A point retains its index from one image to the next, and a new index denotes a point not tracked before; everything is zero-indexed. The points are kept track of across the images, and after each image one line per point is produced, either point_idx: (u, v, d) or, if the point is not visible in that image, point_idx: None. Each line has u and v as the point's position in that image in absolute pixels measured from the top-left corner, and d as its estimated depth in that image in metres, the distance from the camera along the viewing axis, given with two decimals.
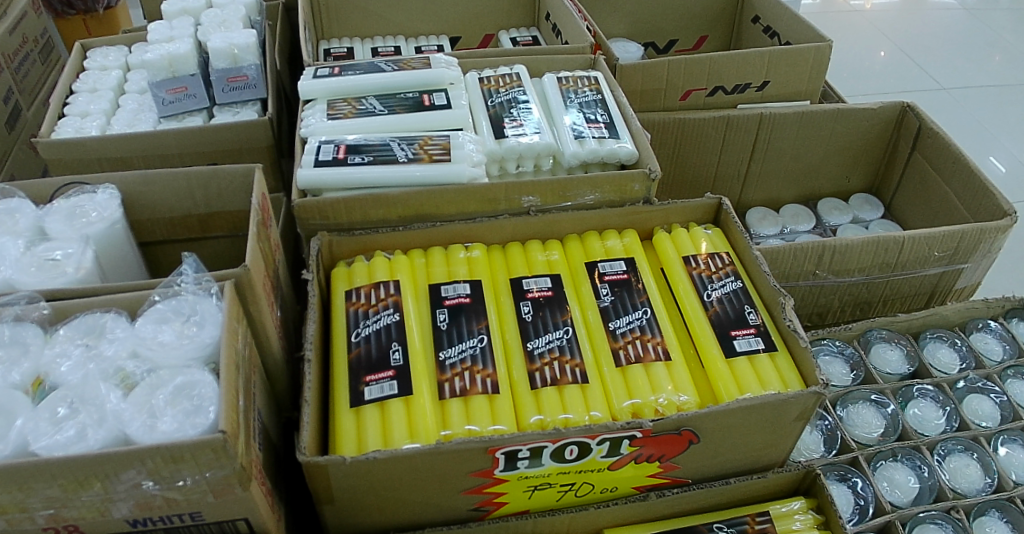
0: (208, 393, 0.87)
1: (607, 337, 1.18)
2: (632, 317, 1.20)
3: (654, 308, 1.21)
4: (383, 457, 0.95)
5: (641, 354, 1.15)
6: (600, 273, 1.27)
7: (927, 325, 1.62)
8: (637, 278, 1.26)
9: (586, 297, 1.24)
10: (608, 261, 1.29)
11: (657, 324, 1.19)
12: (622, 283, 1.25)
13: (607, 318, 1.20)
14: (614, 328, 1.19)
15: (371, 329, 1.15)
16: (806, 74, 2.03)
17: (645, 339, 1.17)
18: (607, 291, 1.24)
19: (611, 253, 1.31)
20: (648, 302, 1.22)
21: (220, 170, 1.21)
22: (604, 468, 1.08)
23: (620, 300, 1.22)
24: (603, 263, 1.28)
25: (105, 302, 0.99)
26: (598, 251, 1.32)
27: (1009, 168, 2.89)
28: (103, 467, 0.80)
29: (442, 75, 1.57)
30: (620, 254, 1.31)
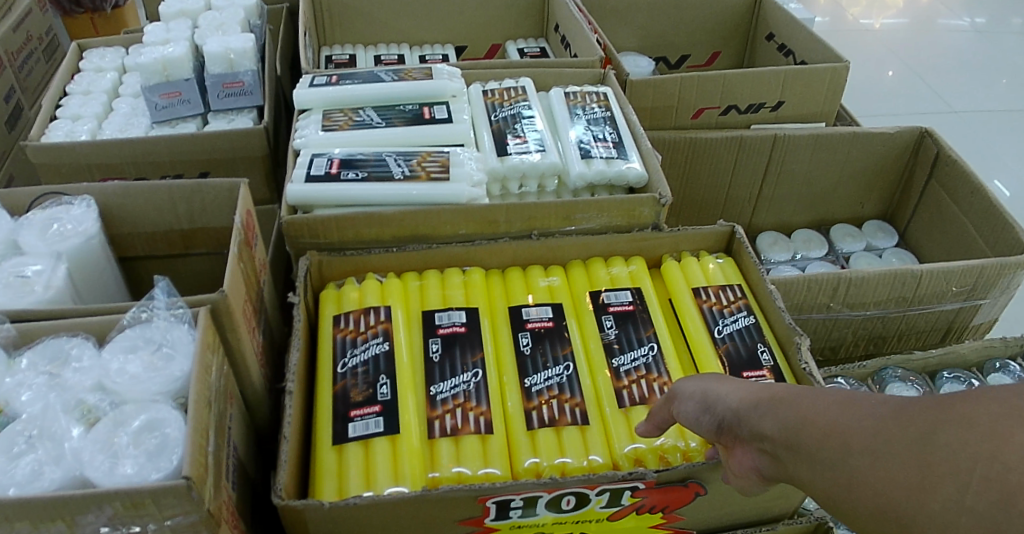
0: (174, 432, 0.79)
1: (612, 373, 1.10)
2: (638, 353, 1.12)
3: (660, 345, 1.14)
4: (364, 503, 0.88)
5: (646, 394, 1.07)
6: (605, 304, 1.19)
7: (943, 365, 1.55)
8: (643, 310, 1.19)
9: (589, 328, 1.17)
10: (614, 291, 1.21)
11: (663, 361, 1.11)
12: (625, 316, 1.18)
13: (611, 353, 1.13)
14: (618, 366, 1.11)
15: (358, 359, 1.08)
16: (821, 95, 1.96)
17: (651, 378, 1.09)
18: (611, 323, 1.17)
19: (616, 282, 1.24)
20: (655, 337, 1.15)
21: (205, 184, 1.14)
22: (603, 519, 1.00)
23: (625, 334, 1.15)
24: (608, 293, 1.21)
25: (69, 325, 0.90)
26: (604, 280, 1.24)
27: (1015, 193, 2.82)
28: (55, 511, 0.72)
29: (444, 87, 1.50)
30: (627, 284, 1.24)
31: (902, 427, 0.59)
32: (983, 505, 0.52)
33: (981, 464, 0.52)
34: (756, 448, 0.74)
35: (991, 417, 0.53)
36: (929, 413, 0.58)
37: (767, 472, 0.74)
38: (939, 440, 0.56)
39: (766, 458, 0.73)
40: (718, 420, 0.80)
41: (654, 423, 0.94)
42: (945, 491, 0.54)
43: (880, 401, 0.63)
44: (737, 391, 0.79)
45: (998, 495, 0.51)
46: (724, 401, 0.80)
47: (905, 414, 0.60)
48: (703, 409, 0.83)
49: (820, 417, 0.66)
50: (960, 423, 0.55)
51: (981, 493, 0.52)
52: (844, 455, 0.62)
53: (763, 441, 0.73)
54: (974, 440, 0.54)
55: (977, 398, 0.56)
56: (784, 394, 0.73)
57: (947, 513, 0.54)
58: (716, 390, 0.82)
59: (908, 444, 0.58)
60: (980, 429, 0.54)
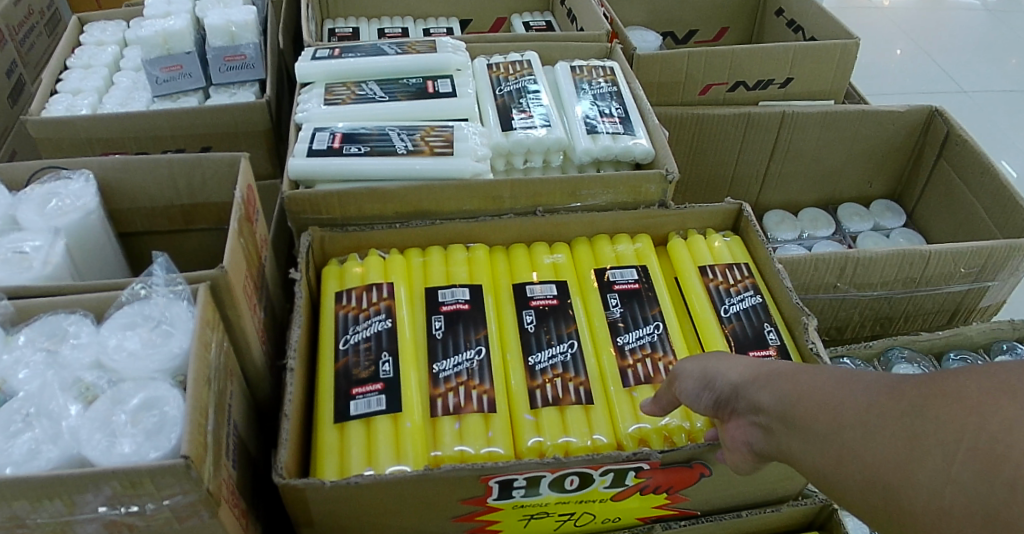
0: (173, 411, 0.78)
1: (617, 352, 1.09)
2: (643, 332, 1.11)
3: (666, 323, 1.12)
4: (366, 482, 0.87)
5: (651, 373, 1.06)
6: (610, 281, 1.18)
7: (950, 346, 1.53)
8: (648, 288, 1.17)
9: (594, 307, 1.15)
10: (619, 269, 1.20)
11: (669, 340, 1.10)
12: (631, 294, 1.16)
13: (616, 331, 1.11)
14: (622, 344, 1.09)
15: (360, 336, 1.07)
16: (831, 71, 1.93)
17: (656, 357, 1.08)
18: (616, 301, 1.15)
19: (622, 260, 1.22)
20: (660, 316, 1.13)
21: (205, 158, 1.12)
22: (607, 499, 0.99)
23: (630, 312, 1.14)
24: (614, 271, 1.19)
25: (66, 302, 0.89)
26: (609, 257, 1.22)
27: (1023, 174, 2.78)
28: (53, 490, 0.71)
29: (449, 60, 1.48)
30: (633, 263, 1.22)
31: (894, 400, 0.58)
32: (968, 474, 0.51)
33: (968, 435, 0.51)
34: (753, 422, 0.74)
35: (980, 390, 0.52)
36: (921, 387, 0.57)
37: (759, 447, 0.74)
38: (928, 413, 0.55)
39: (762, 433, 0.73)
40: (718, 397, 0.79)
41: (659, 406, 0.93)
42: (932, 463, 0.53)
43: (874, 378, 0.62)
44: (734, 366, 0.78)
45: (984, 464, 0.50)
46: (724, 377, 0.79)
47: (897, 389, 0.58)
48: (704, 386, 0.81)
49: (815, 394, 0.65)
50: (950, 396, 0.54)
51: (966, 463, 0.51)
52: (837, 430, 0.62)
53: (760, 415, 0.72)
54: (962, 413, 0.52)
55: (967, 372, 0.54)
56: (783, 371, 0.72)
57: (933, 485, 0.53)
58: (718, 363, 0.81)
59: (899, 417, 0.57)
60: (968, 402, 0.52)
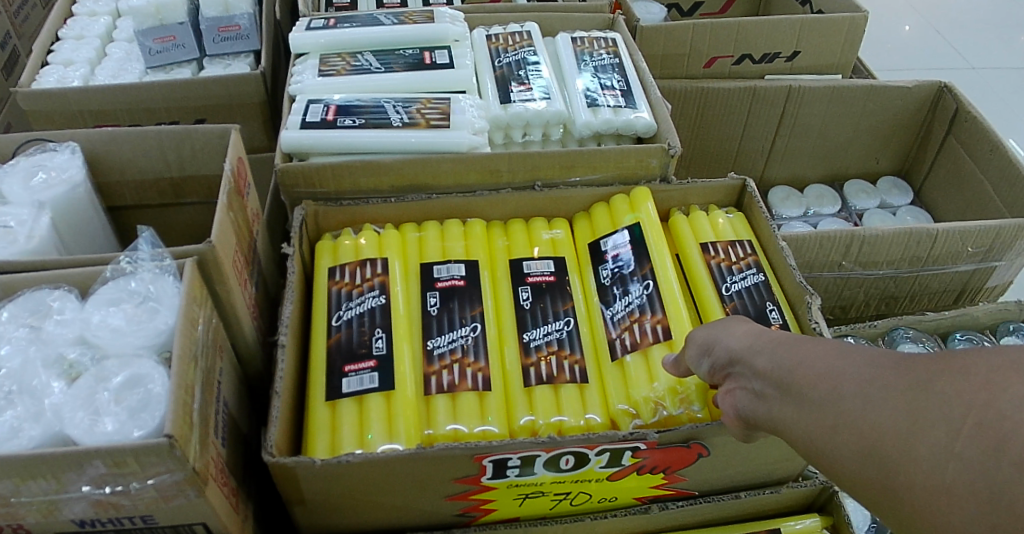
0: (157, 389, 0.76)
1: (606, 325, 1.07)
2: (634, 295, 1.08)
3: (657, 281, 1.08)
4: (357, 460, 0.86)
5: (638, 339, 1.03)
6: (603, 253, 1.15)
7: (956, 326, 1.50)
8: (641, 250, 1.13)
9: (589, 284, 1.13)
10: (611, 235, 1.17)
11: (659, 298, 1.06)
12: (622, 259, 1.13)
13: (606, 302, 1.09)
14: (612, 315, 1.07)
15: (354, 313, 1.04)
16: (839, 45, 1.88)
17: (644, 319, 1.05)
18: (608, 272, 1.13)
19: (616, 222, 1.19)
20: (651, 273, 1.09)
21: (194, 130, 1.10)
22: (603, 478, 0.98)
23: (621, 278, 1.11)
24: (607, 240, 1.17)
25: (51, 277, 0.87)
26: (604, 224, 1.20)
27: None
28: (34, 469, 0.69)
29: (446, 31, 1.43)
30: (626, 221, 1.18)
31: (899, 375, 0.56)
32: (972, 452, 0.48)
33: (974, 411, 0.49)
34: (745, 387, 0.72)
35: (990, 368, 0.50)
36: (927, 362, 0.54)
37: (745, 412, 0.72)
38: (934, 388, 0.52)
39: (752, 397, 0.70)
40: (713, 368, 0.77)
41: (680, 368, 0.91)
42: (934, 437, 0.51)
43: (877, 351, 0.60)
44: (735, 332, 0.76)
45: (988, 442, 0.47)
46: (723, 343, 0.77)
47: (901, 365, 0.56)
48: (704, 352, 0.80)
49: (814, 365, 0.63)
50: (958, 373, 0.51)
51: (970, 440, 0.48)
52: (834, 399, 0.59)
53: (755, 383, 0.70)
54: (969, 389, 0.50)
55: (979, 350, 0.52)
56: (784, 339, 0.70)
57: (934, 459, 0.50)
58: (718, 327, 0.79)
59: (902, 392, 0.54)
60: (976, 379, 0.50)
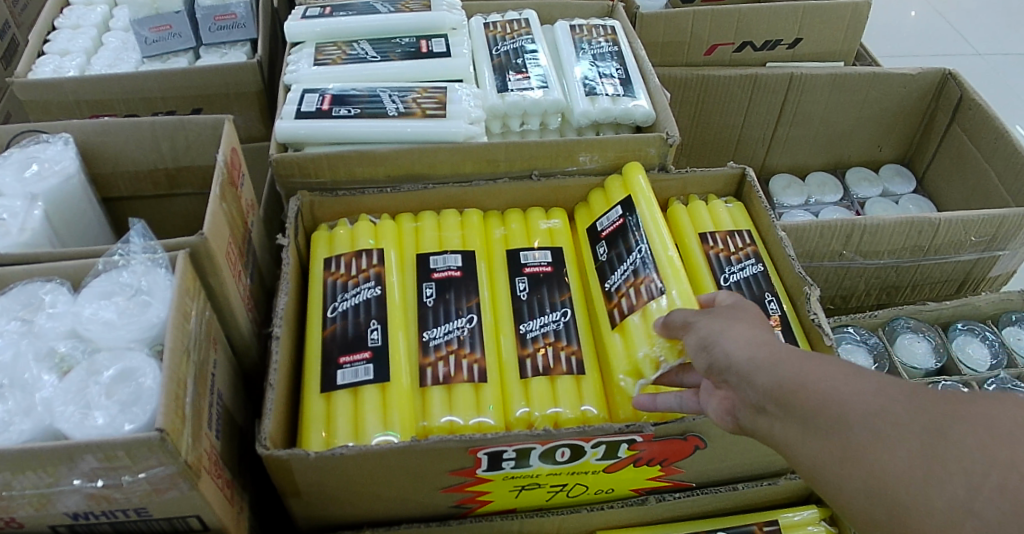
0: (149, 382, 0.76)
1: (606, 298, 1.06)
2: (630, 262, 1.06)
3: (649, 244, 1.06)
4: (351, 453, 0.85)
5: (636, 301, 1.01)
6: (599, 232, 1.15)
7: (957, 316, 1.49)
8: (633, 222, 1.11)
9: (589, 265, 1.13)
10: (605, 214, 1.16)
11: (652, 257, 1.04)
12: (615, 235, 1.12)
13: (604, 275, 1.09)
14: (609, 288, 1.06)
15: (349, 304, 1.04)
16: (840, 33, 1.87)
17: (640, 280, 1.03)
18: (605, 249, 1.12)
19: (610, 201, 1.18)
20: (644, 238, 1.07)
21: (188, 120, 1.09)
22: (599, 470, 0.98)
23: (616, 251, 1.10)
24: (602, 219, 1.16)
25: (42, 269, 0.86)
26: (600, 206, 1.19)
27: None
28: (25, 463, 0.69)
29: (443, 19, 1.41)
30: (620, 197, 1.16)
31: (913, 413, 0.56)
32: (991, 511, 0.50)
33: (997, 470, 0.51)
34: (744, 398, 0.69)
35: (1016, 425, 0.52)
36: (945, 405, 0.56)
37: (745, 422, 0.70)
38: (951, 436, 0.54)
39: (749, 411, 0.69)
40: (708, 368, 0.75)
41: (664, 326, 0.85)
42: (952, 489, 0.52)
43: (889, 382, 0.60)
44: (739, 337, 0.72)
45: (1009, 503, 0.49)
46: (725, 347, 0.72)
47: (917, 401, 0.57)
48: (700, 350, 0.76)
49: (819, 383, 0.63)
50: (982, 424, 0.53)
51: (992, 498, 0.50)
52: (843, 427, 0.60)
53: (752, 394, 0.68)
54: (991, 445, 0.52)
55: (998, 403, 0.54)
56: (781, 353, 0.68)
57: (949, 513, 0.52)
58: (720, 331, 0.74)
59: (921, 436, 0.55)
60: (999, 435, 0.52)
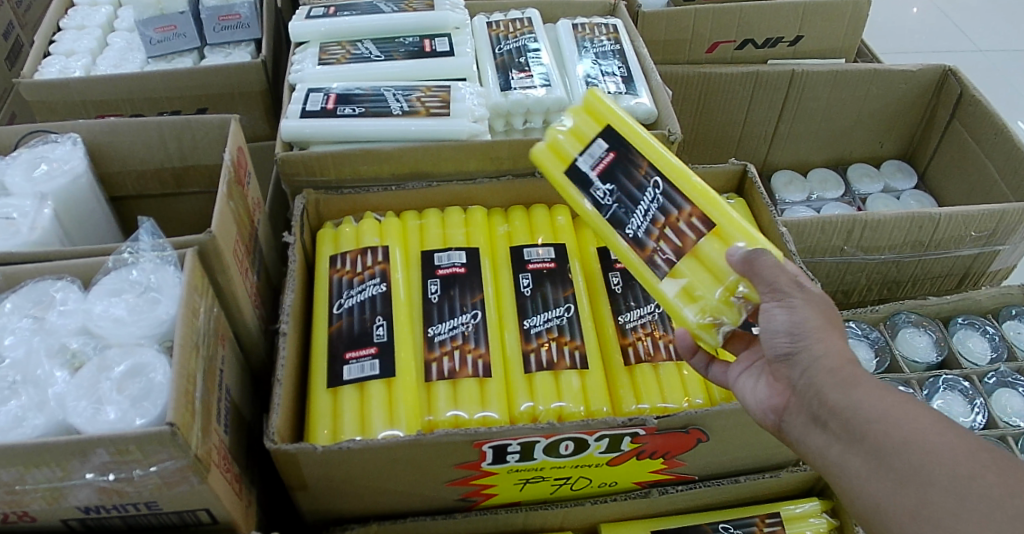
0: (159, 377, 0.77)
1: (634, 246, 0.93)
2: (649, 200, 0.93)
3: (665, 175, 0.93)
4: (357, 447, 0.87)
5: (679, 243, 0.90)
6: (587, 173, 0.98)
7: (958, 310, 1.49)
8: (627, 155, 0.96)
9: (586, 212, 0.98)
10: (585, 150, 0.99)
11: (675, 191, 0.92)
12: (611, 173, 0.97)
13: (622, 224, 0.94)
14: (635, 233, 0.93)
15: (355, 300, 1.05)
16: (842, 29, 1.88)
17: (675, 219, 0.91)
18: (603, 192, 0.96)
19: (581, 137, 1.00)
20: (653, 168, 0.94)
21: (195, 119, 1.10)
22: (603, 463, 0.99)
23: (621, 192, 0.95)
24: (582, 159, 0.99)
25: (52, 267, 0.88)
26: (572, 142, 1.01)
27: None
28: (39, 457, 0.71)
29: (446, 18, 1.43)
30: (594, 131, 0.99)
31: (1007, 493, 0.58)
32: None
33: None
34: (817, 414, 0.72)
35: None
36: None
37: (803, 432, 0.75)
38: None
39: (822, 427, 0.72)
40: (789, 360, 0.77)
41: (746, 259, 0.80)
42: None
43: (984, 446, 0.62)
44: (830, 345, 0.74)
45: None
46: (812, 348, 0.74)
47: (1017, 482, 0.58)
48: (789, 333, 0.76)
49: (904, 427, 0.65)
50: None
51: None
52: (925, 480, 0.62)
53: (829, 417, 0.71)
54: None
55: None
56: (861, 376, 0.71)
57: None
58: (813, 331, 0.75)
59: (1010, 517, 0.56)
60: None
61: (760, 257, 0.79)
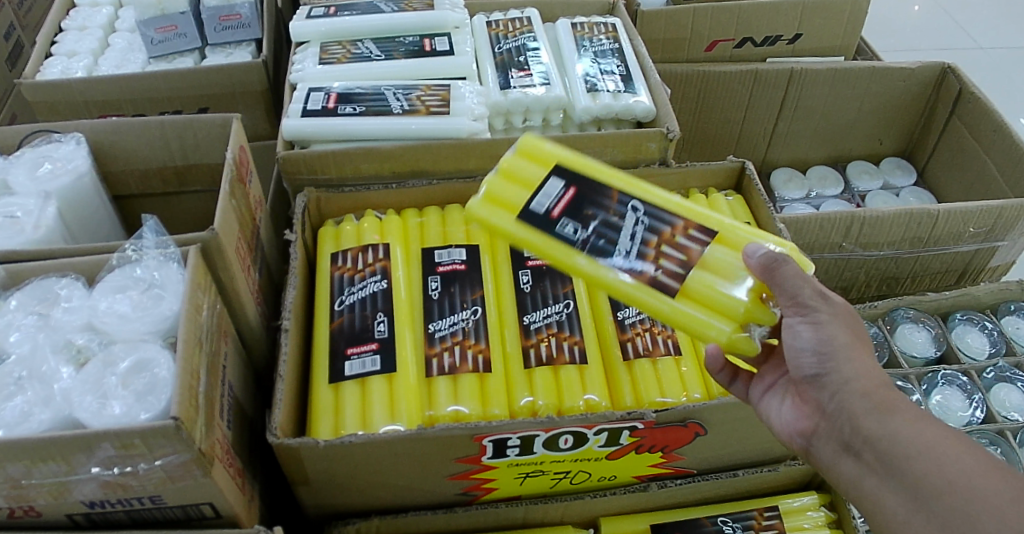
0: (163, 373, 0.78)
1: (634, 272, 0.84)
2: (634, 223, 0.87)
3: (640, 198, 0.89)
4: (359, 441, 0.88)
5: (682, 257, 0.85)
6: (548, 212, 0.88)
7: (957, 306, 1.50)
8: (587, 189, 0.90)
9: (558, 254, 0.85)
10: (535, 193, 0.89)
11: (656, 212, 0.88)
12: (574, 210, 0.88)
13: (610, 254, 0.85)
14: (630, 259, 0.84)
15: (356, 297, 1.06)
16: (840, 28, 1.88)
17: (670, 239, 0.86)
18: (574, 227, 0.86)
19: (528, 179, 0.91)
20: (625, 190, 0.90)
21: (196, 119, 1.11)
22: (602, 457, 1.00)
23: (595, 225, 0.87)
24: (536, 199, 0.89)
25: (56, 265, 0.89)
26: (515, 189, 0.90)
27: None
28: (46, 451, 0.72)
29: (446, 18, 1.43)
30: (541, 171, 0.92)
31: None
32: None
33: None
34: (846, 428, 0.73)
35: None
36: None
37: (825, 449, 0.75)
38: None
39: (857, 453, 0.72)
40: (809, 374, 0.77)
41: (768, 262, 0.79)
42: None
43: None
44: (862, 366, 0.74)
45: None
46: (842, 369, 0.75)
47: None
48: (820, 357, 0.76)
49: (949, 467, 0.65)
50: None
51: None
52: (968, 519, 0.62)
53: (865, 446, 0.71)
54: None
55: None
56: (897, 401, 0.72)
57: None
58: (842, 352, 0.75)
59: None
60: None
61: (785, 263, 0.78)
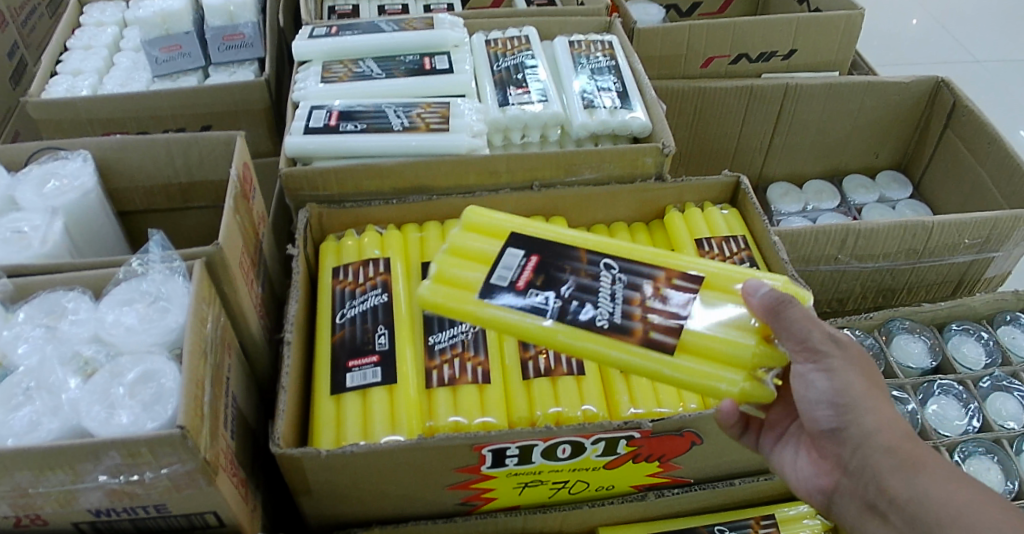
0: (170, 383, 0.80)
1: (619, 331, 0.83)
2: (610, 283, 0.87)
3: (612, 258, 0.90)
4: (361, 451, 0.89)
5: (669, 309, 0.86)
6: (512, 284, 0.87)
7: (952, 317, 1.51)
8: (548, 255, 0.90)
9: (530, 324, 0.83)
10: (495, 268, 0.89)
11: (630, 269, 0.89)
12: (538, 280, 0.88)
13: (590, 316, 0.84)
14: (614, 318, 0.84)
15: (357, 310, 1.08)
16: (835, 43, 1.91)
17: (653, 291, 0.87)
18: (542, 296, 0.86)
19: (484, 254, 0.91)
20: (592, 253, 0.91)
21: (201, 136, 1.13)
22: (599, 467, 1.01)
23: (566, 291, 0.86)
24: (496, 274, 0.88)
25: (64, 278, 0.91)
26: (471, 267, 0.90)
27: None
28: (55, 460, 0.73)
29: (445, 37, 1.47)
30: (497, 244, 0.92)
31: None
32: None
33: None
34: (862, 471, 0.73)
35: None
36: None
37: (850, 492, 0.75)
38: None
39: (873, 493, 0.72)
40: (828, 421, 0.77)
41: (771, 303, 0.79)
42: None
43: None
44: (882, 418, 0.74)
45: None
46: (862, 423, 0.74)
47: None
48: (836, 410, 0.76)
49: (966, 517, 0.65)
50: None
51: None
52: None
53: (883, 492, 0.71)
54: None
55: None
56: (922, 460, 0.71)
57: None
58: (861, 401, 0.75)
59: None
60: None
61: (790, 305, 0.79)
